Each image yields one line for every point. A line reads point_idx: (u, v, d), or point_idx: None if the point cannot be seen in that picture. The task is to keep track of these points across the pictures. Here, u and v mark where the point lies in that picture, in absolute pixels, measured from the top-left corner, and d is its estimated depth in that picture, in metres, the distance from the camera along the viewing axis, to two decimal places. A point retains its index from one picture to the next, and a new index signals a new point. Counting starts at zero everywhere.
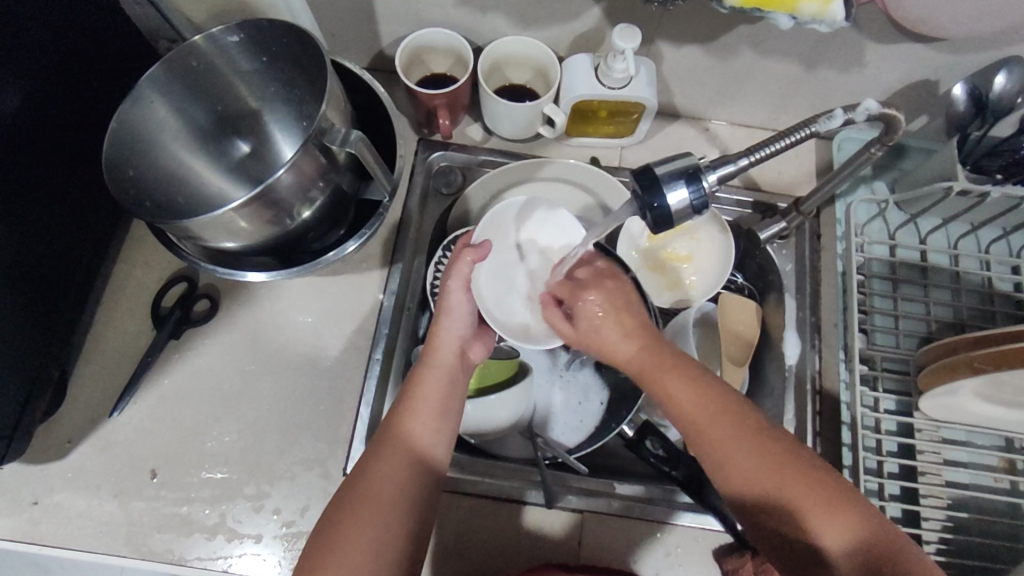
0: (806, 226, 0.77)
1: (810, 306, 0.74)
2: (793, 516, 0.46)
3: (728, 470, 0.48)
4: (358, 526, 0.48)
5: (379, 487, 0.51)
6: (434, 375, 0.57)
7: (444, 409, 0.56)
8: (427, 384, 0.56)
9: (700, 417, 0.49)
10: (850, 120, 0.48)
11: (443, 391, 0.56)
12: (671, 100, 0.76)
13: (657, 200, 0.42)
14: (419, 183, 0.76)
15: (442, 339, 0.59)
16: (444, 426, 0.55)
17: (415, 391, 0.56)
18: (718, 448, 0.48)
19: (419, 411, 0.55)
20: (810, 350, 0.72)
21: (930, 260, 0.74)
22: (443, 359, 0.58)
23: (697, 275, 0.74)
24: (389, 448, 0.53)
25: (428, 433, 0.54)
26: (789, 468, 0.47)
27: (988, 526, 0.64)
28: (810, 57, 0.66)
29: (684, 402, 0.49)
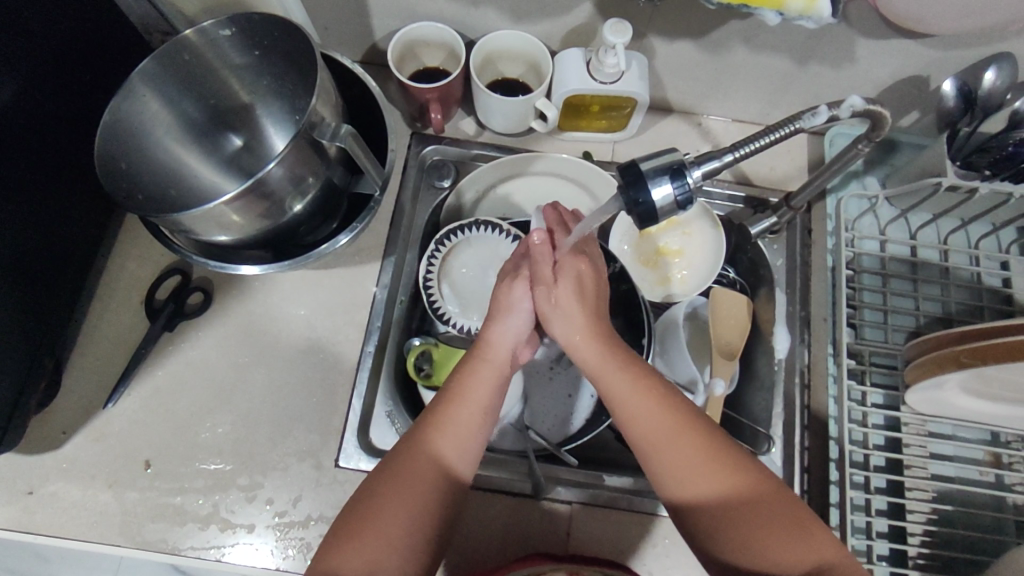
0: (797, 222, 0.77)
1: (800, 300, 0.74)
2: (738, 518, 0.48)
3: (678, 473, 0.49)
4: (383, 530, 0.47)
5: (410, 486, 0.49)
6: (486, 369, 0.54)
7: (489, 407, 0.53)
8: (473, 383, 0.53)
9: (648, 420, 0.50)
10: (834, 117, 0.48)
11: (492, 389, 0.53)
12: (663, 94, 0.77)
13: (642, 196, 0.43)
14: (412, 177, 0.76)
15: (500, 330, 0.55)
16: (484, 429, 0.52)
17: (460, 386, 0.53)
18: (663, 449, 0.50)
19: (466, 405, 0.52)
20: (800, 344, 0.73)
21: (920, 255, 0.75)
22: (498, 354, 0.55)
23: (688, 269, 0.75)
24: (423, 445, 0.50)
25: (469, 432, 0.52)
26: (744, 475, 0.49)
27: (973, 519, 0.65)
28: (802, 53, 0.66)
29: (635, 404, 0.51)
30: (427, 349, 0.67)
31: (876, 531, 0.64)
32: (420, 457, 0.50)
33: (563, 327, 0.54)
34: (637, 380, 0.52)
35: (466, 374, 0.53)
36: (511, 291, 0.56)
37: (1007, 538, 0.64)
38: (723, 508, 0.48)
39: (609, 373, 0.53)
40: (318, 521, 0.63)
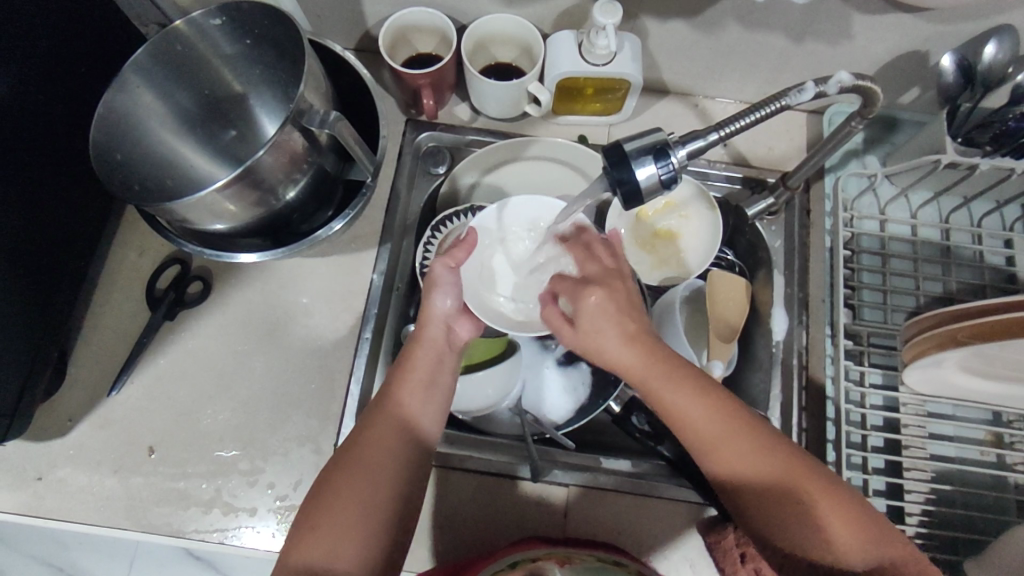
0: (796, 202, 0.76)
1: (798, 282, 0.73)
2: (782, 507, 0.49)
3: (734, 464, 0.50)
4: (347, 496, 0.50)
5: (369, 463, 0.51)
6: (425, 348, 0.57)
7: (433, 383, 0.56)
8: (416, 357, 0.57)
9: (708, 425, 0.50)
10: (821, 93, 0.47)
11: (430, 366, 0.57)
12: (658, 76, 0.76)
13: (625, 176, 0.43)
14: (407, 164, 0.76)
15: (428, 313, 0.58)
16: (433, 405, 0.56)
17: (404, 366, 0.56)
18: (724, 446, 0.50)
19: (411, 381, 0.55)
20: (797, 326, 0.72)
21: (920, 235, 0.74)
22: (431, 334, 0.58)
23: (686, 251, 0.74)
24: (381, 421, 0.53)
25: (417, 407, 0.55)
26: (785, 467, 0.50)
27: (973, 498, 0.64)
28: (797, 30, 0.65)
29: (695, 417, 0.50)
30: None
31: (873, 512, 0.64)
32: (377, 433, 0.53)
33: (615, 345, 0.52)
34: (693, 395, 0.50)
35: (409, 355, 0.57)
36: (433, 270, 0.58)
37: (1007, 517, 0.63)
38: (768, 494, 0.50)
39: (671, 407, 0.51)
40: None
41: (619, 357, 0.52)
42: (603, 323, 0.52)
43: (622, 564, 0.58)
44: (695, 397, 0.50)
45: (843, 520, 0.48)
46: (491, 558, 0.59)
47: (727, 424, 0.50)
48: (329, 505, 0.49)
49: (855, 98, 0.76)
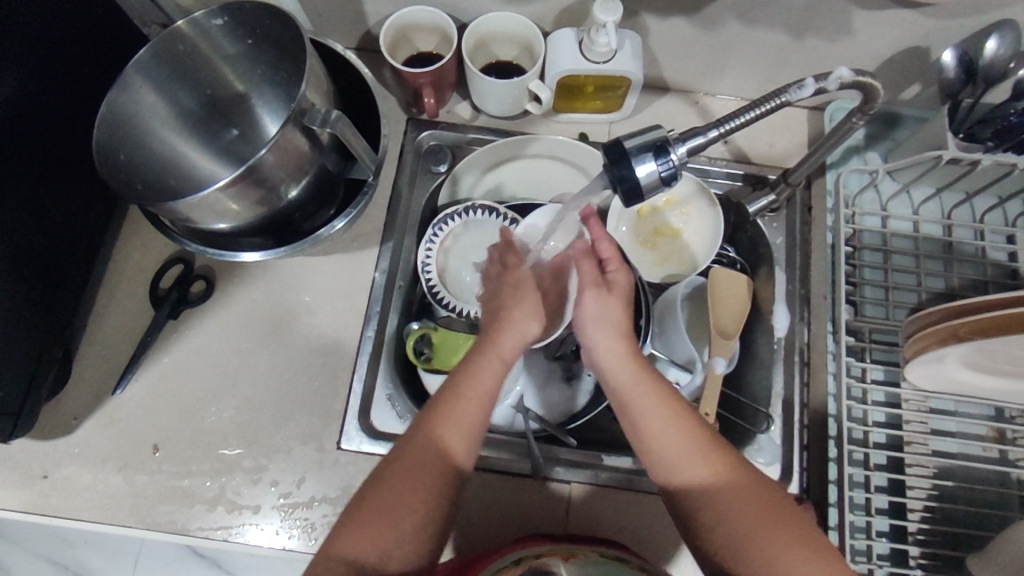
0: (797, 199, 0.76)
1: (799, 278, 0.74)
2: (730, 507, 0.49)
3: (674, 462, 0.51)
4: (381, 525, 0.48)
5: (417, 478, 0.49)
6: (495, 359, 0.54)
7: (490, 404, 0.53)
8: (484, 370, 0.53)
9: (653, 415, 0.52)
10: (821, 90, 0.47)
11: (494, 380, 0.53)
12: (659, 73, 0.76)
13: (626, 173, 0.43)
14: (409, 163, 0.76)
15: (514, 323, 0.55)
16: (479, 432, 0.52)
17: (466, 379, 0.53)
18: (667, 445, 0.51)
19: (457, 407, 0.51)
20: (799, 322, 0.73)
21: (922, 231, 0.74)
22: (505, 345, 0.54)
23: (685, 249, 0.74)
24: (425, 438, 0.51)
25: (463, 438, 0.51)
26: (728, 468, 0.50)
27: (974, 493, 0.64)
28: (797, 26, 0.65)
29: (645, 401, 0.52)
30: (426, 332, 0.68)
31: (876, 508, 0.64)
32: (427, 455, 0.50)
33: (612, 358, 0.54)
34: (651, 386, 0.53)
35: (475, 365, 0.53)
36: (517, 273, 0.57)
37: (1010, 513, 0.63)
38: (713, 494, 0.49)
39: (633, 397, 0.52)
40: (321, 501, 0.64)
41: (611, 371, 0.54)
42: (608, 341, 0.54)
43: (625, 560, 0.58)
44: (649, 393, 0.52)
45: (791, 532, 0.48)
46: (493, 555, 0.59)
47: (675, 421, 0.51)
48: (366, 526, 0.48)
49: (853, 93, 0.76)
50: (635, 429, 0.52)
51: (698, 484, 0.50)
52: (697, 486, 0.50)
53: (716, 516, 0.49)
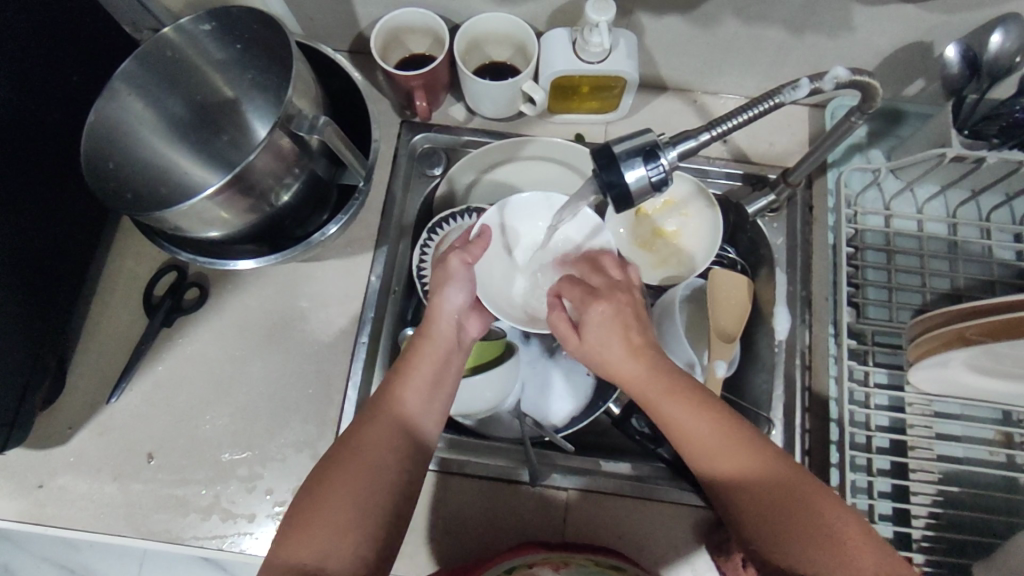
0: (798, 199, 0.75)
1: (801, 280, 0.72)
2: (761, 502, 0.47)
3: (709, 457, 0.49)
4: (338, 500, 0.48)
5: (361, 464, 0.50)
6: (429, 347, 0.56)
7: (431, 389, 0.55)
8: (422, 355, 0.56)
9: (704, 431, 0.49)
10: (817, 89, 0.45)
11: (439, 364, 0.56)
12: (656, 72, 0.75)
13: (615, 178, 0.42)
14: (403, 166, 0.75)
15: (440, 306, 0.58)
16: (428, 411, 0.54)
17: (407, 364, 0.55)
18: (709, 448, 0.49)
19: (411, 381, 0.54)
20: (800, 324, 0.71)
21: (927, 229, 0.72)
22: (441, 330, 0.57)
23: (686, 250, 0.73)
24: (369, 431, 0.52)
25: (416, 409, 0.54)
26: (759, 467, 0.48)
27: (982, 499, 0.63)
28: (795, 22, 0.63)
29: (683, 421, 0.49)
30: None
31: (879, 514, 0.63)
32: (366, 443, 0.51)
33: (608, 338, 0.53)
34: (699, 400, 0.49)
35: (411, 356, 0.56)
36: (449, 265, 0.60)
37: (1015, 518, 0.62)
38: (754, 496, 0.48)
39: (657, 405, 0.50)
40: None
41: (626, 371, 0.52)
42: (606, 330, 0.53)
43: (621, 569, 0.57)
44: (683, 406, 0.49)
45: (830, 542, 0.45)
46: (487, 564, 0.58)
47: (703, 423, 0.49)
48: (322, 506, 0.48)
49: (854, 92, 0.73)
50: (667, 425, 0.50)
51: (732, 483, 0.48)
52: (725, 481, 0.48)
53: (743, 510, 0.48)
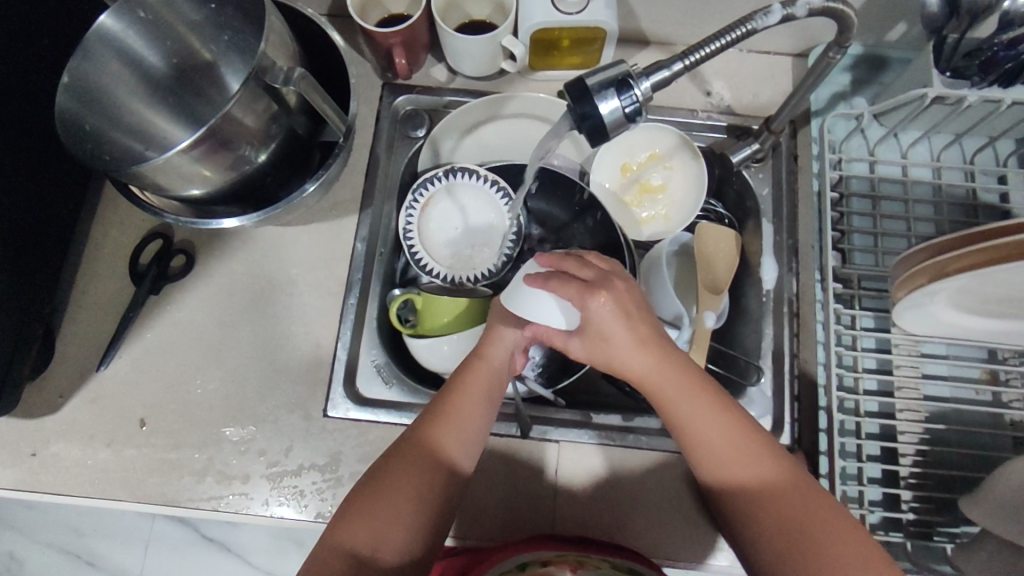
0: (783, 147, 0.75)
1: (787, 229, 0.72)
2: (784, 510, 0.49)
3: (723, 461, 0.51)
4: (388, 501, 0.52)
5: (409, 476, 0.53)
6: (481, 372, 0.57)
7: (485, 406, 0.56)
8: (472, 376, 0.57)
9: (729, 440, 0.51)
10: (789, 15, 0.45)
11: (485, 390, 0.57)
12: (637, 25, 0.74)
13: (588, 111, 0.42)
14: (386, 128, 0.75)
15: (497, 338, 0.58)
16: (474, 434, 0.56)
17: (459, 386, 0.56)
18: (730, 451, 0.51)
19: (456, 406, 0.55)
20: (787, 274, 0.71)
21: (911, 175, 0.72)
22: (495, 356, 0.58)
23: (671, 204, 0.74)
24: (415, 446, 0.54)
25: (459, 435, 0.55)
26: (776, 466, 0.51)
27: (967, 436, 0.64)
28: None
29: (714, 424, 0.51)
30: (409, 298, 0.70)
31: (866, 455, 0.63)
32: (421, 458, 0.53)
33: (643, 355, 0.52)
34: (728, 416, 0.52)
35: (466, 373, 0.57)
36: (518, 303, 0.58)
37: (1001, 452, 0.63)
38: (763, 496, 0.50)
39: (680, 408, 0.52)
40: (309, 469, 0.64)
41: (637, 360, 0.52)
42: (635, 347, 0.52)
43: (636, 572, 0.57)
44: (709, 407, 0.51)
45: (842, 540, 0.47)
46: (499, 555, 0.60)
47: (728, 422, 0.51)
48: (371, 504, 0.51)
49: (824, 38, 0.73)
50: (688, 420, 0.52)
51: (746, 485, 0.51)
52: (740, 483, 0.51)
53: (760, 519, 0.49)
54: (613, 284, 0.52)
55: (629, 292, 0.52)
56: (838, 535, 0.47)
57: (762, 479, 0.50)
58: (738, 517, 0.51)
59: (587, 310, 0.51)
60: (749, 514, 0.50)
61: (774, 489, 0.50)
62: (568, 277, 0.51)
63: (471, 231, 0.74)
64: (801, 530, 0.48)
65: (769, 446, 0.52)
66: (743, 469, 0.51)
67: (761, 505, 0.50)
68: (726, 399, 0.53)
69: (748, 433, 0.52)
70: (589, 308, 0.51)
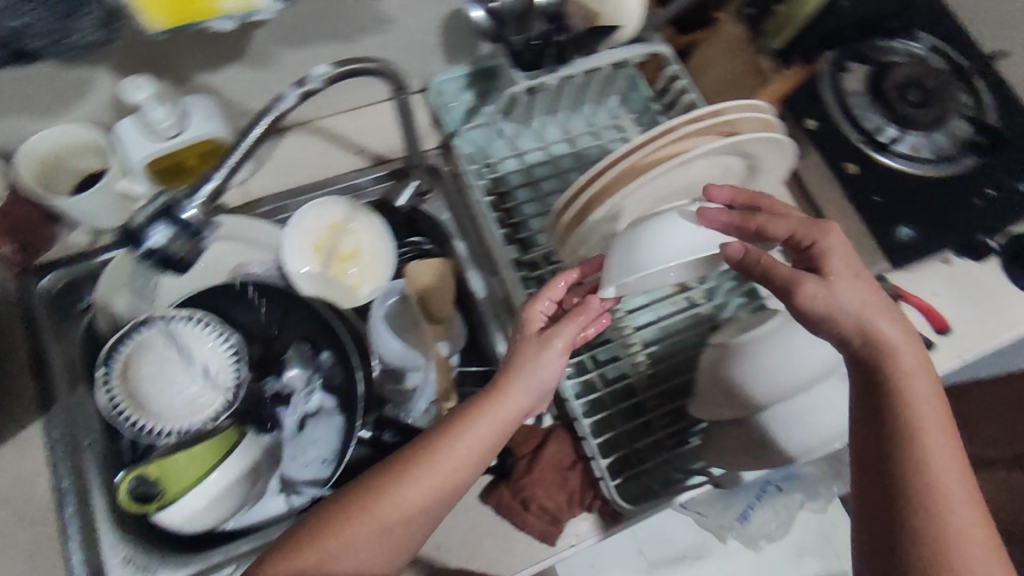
0: (442, 171, 0.81)
1: (474, 240, 0.81)
2: (954, 501, 0.48)
3: (934, 445, 0.50)
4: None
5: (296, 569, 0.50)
6: (484, 424, 0.55)
7: (418, 515, 0.53)
8: (473, 424, 0.55)
9: (938, 416, 0.51)
10: (307, 92, 0.48)
11: (473, 453, 0.55)
12: (261, 118, 0.76)
13: (148, 245, 0.47)
14: (42, 314, 0.70)
15: (511, 387, 0.56)
16: (398, 537, 0.52)
17: (417, 468, 0.53)
18: (927, 437, 0.50)
19: (420, 480, 0.53)
20: (490, 278, 0.80)
21: (554, 152, 0.82)
22: (507, 411, 0.56)
23: (371, 261, 0.78)
24: (321, 544, 0.51)
25: (369, 540, 0.51)
26: (960, 455, 0.50)
27: (680, 345, 0.73)
28: (340, 33, 0.68)
29: (929, 418, 0.51)
30: (139, 472, 0.63)
31: (611, 400, 0.70)
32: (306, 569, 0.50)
33: (851, 294, 0.52)
34: (922, 369, 0.52)
35: (444, 435, 0.54)
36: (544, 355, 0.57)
37: (706, 343, 0.73)
38: (937, 487, 0.49)
39: (905, 397, 0.51)
40: None
41: (850, 328, 0.52)
42: (866, 304, 0.52)
43: None
44: (933, 404, 0.51)
45: (987, 550, 0.47)
46: None
47: (938, 414, 0.51)
48: None
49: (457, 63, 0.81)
50: (904, 403, 0.51)
51: (949, 482, 0.49)
52: (950, 478, 0.49)
53: (949, 512, 0.48)
54: (826, 230, 0.54)
55: (839, 243, 0.54)
56: (945, 547, 0.47)
57: (954, 466, 0.50)
58: (908, 508, 0.49)
59: (812, 247, 0.54)
60: (923, 507, 0.49)
61: (957, 472, 0.50)
62: (781, 214, 0.57)
63: (193, 376, 0.65)
64: (948, 543, 0.47)
65: (958, 449, 0.51)
66: (937, 459, 0.49)
67: (944, 492, 0.49)
68: (933, 379, 0.52)
69: (950, 435, 0.51)
70: (805, 292, 0.52)
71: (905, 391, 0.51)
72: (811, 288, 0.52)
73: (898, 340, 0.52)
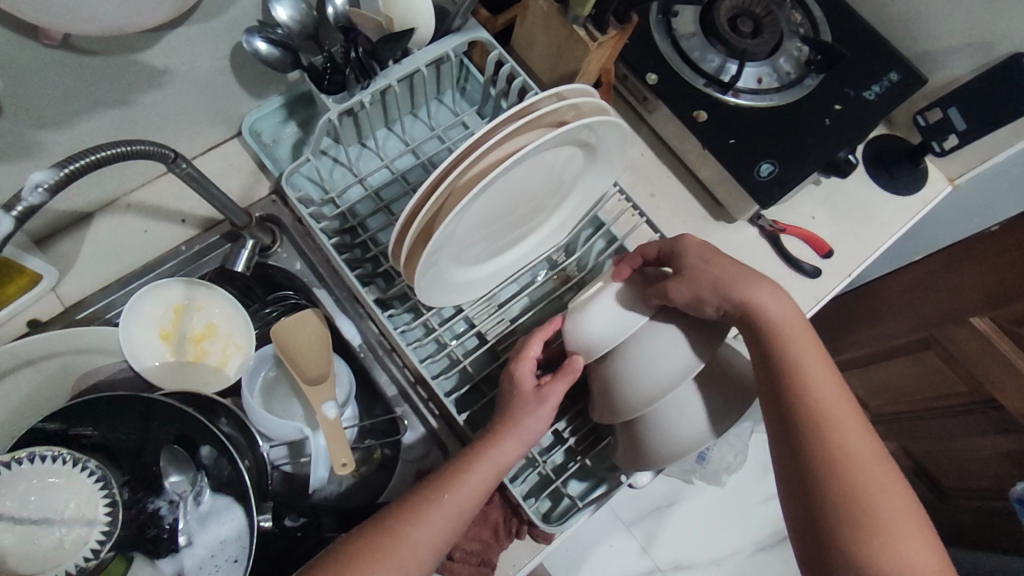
0: (282, 221, 0.76)
1: (335, 285, 0.76)
2: (871, 473, 0.52)
3: (839, 412, 0.54)
4: None
5: None
6: (485, 468, 0.54)
7: (422, 560, 0.53)
8: (480, 462, 0.55)
9: (829, 378, 0.55)
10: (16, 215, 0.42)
11: (479, 495, 0.55)
12: (55, 212, 0.66)
13: None
14: None
15: (524, 417, 0.56)
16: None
17: (428, 505, 0.54)
18: (835, 410, 0.54)
19: (426, 518, 0.53)
20: (362, 320, 0.75)
21: (401, 167, 0.75)
22: (517, 433, 0.56)
23: (228, 336, 0.72)
24: None
25: None
26: (862, 419, 0.55)
27: None
28: (106, 100, 0.59)
29: (830, 388, 0.55)
30: None
31: None
32: None
33: (790, 319, 0.57)
34: (828, 372, 0.56)
35: (462, 467, 0.55)
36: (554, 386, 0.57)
37: None
38: (852, 460, 0.52)
39: (804, 367, 0.55)
40: None
41: (745, 313, 0.56)
42: (765, 294, 0.57)
43: None
44: (830, 373, 0.55)
45: (909, 519, 0.52)
46: None
47: (833, 378, 0.56)
48: None
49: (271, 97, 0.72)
50: (810, 387, 0.55)
51: (859, 448, 0.53)
52: (853, 442, 0.53)
53: (866, 488, 0.52)
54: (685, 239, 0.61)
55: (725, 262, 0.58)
56: (868, 519, 0.51)
57: (860, 431, 0.54)
58: (839, 488, 0.52)
59: (675, 250, 0.61)
60: (839, 480, 0.52)
61: (865, 438, 0.54)
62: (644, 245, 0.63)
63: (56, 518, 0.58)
64: (871, 522, 0.51)
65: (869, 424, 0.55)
66: (838, 419, 0.54)
67: (857, 463, 0.52)
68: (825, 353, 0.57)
69: (852, 400, 0.55)
70: (671, 289, 0.55)
71: (783, 355, 0.56)
72: (674, 286, 0.55)
73: (779, 314, 0.56)
